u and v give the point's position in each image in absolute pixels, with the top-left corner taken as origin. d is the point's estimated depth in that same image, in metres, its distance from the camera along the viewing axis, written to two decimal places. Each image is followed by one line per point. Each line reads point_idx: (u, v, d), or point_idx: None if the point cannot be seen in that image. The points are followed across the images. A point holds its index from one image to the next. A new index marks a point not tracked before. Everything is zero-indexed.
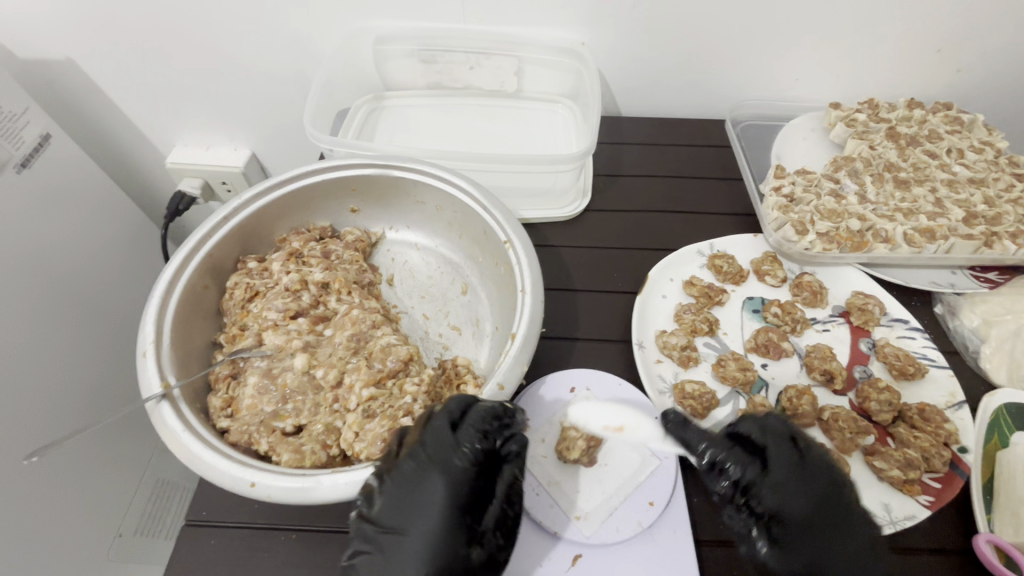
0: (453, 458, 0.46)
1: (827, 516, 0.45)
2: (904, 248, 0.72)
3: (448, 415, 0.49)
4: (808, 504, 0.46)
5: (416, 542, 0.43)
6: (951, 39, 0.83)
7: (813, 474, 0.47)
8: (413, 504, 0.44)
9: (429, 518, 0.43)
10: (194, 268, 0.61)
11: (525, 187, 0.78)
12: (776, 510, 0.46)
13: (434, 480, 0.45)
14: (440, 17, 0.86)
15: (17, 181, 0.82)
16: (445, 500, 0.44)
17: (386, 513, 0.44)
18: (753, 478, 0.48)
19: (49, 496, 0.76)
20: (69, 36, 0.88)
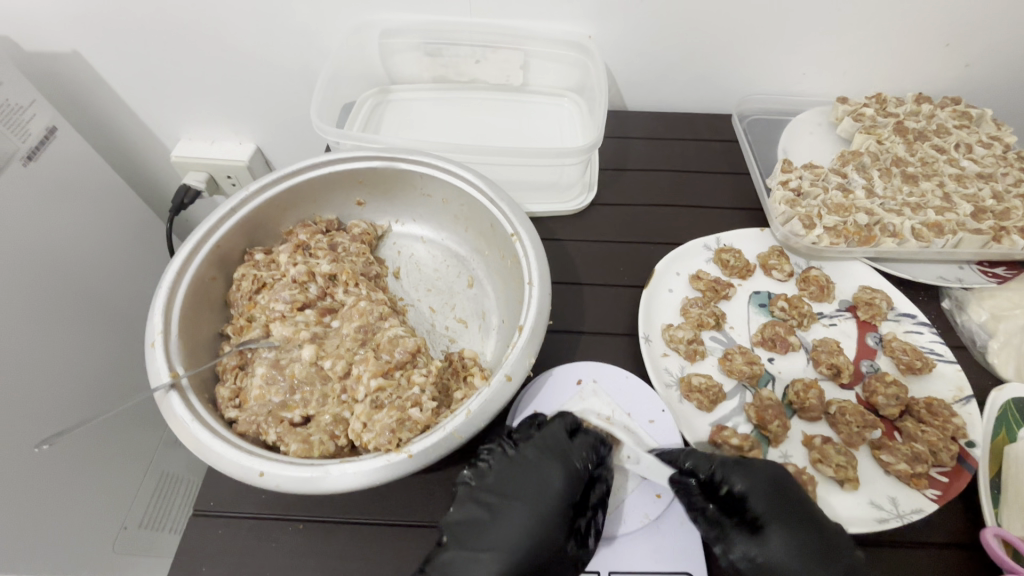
0: (575, 456, 0.52)
1: (778, 517, 0.48)
2: (911, 243, 0.72)
3: (567, 425, 0.55)
4: (766, 503, 0.49)
5: (533, 515, 0.48)
6: (959, 33, 0.83)
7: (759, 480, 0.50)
8: (534, 482, 0.50)
9: (547, 503, 0.49)
10: (201, 259, 0.61)
11: (531, 180, 0.78)
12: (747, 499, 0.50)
13: (559, 469, 0.51)
14: (446, 11, 0.86)
15: (23, 174, 0.82)
16: (562, 491, 0.50)
17: (509, 483, 0.50)
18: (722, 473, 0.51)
19: (55, 487, 0.77)
20: (75, 28, 0.88)
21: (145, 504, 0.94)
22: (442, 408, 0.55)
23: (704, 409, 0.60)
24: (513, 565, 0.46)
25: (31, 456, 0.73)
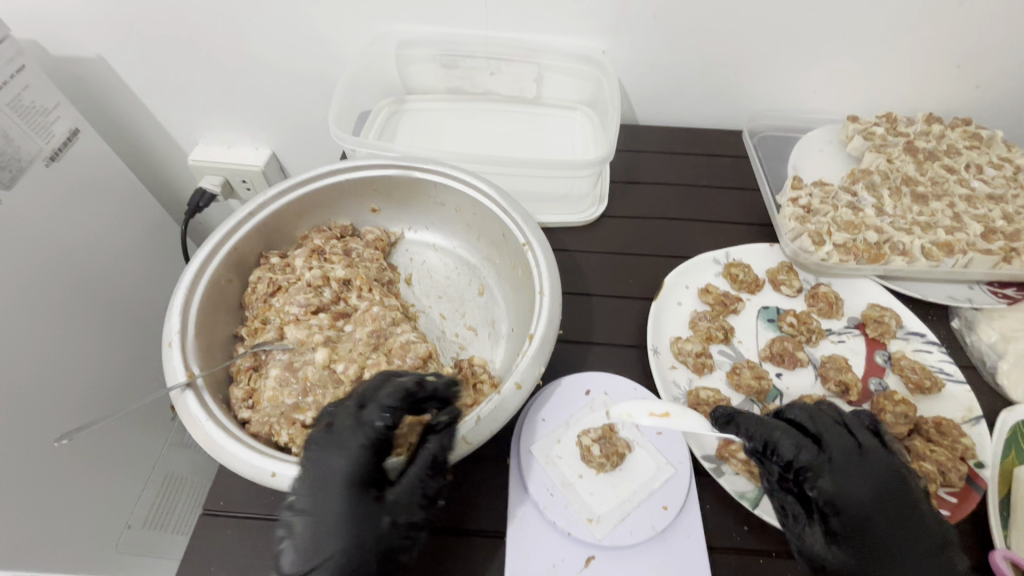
0: (353, 438, 0.47)
1: (887, 505, 0.47)
2: (922, 262, 0.72)
3: (357, 397, 0.49)
4: (857, 505, 0.48)
5: (328, 519, 0.44)
6: (971, 55, 0.83)
7: (876, 466, 0.49)
8: (327, 485, 0.45)
9: (336, 497, 0.44)
10: (219, 261, 0.62)
11: (542, 192, 0.79)
12: (835, 499, 0.48)
13: (337, 459, 0.46)
14: (462, 24, 0.88)
15: (46, 174, 0.85)
16: (350, 475, 0.45)
17: (300, 497, 0.45)
18: (810, 465, 0.49)
19: (55, 484, 0.78)
20: (102, 33, 0.90)
21: (148, 503, 0.96)
22: None
23: None
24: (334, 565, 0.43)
25: (31, 453, 0.75)
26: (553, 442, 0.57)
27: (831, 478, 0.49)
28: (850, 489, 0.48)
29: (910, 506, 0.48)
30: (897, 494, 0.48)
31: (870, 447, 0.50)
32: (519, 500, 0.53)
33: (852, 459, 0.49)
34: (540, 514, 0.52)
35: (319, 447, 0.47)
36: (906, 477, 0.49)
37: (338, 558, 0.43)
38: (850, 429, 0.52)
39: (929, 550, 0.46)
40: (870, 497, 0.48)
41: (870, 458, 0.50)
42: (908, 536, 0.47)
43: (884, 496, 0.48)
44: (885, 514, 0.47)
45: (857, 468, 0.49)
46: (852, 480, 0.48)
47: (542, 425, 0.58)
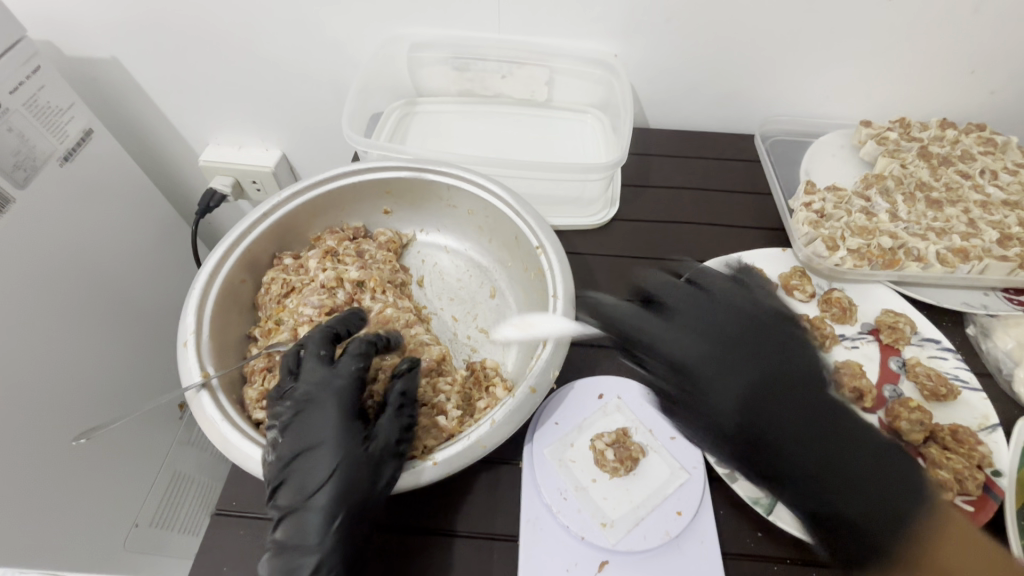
0: (332, 380, 0.51)
1: (768, 388, 0.53)
2: (937, 268, 0.71)
3: (321, 347, 0.53)
4: (744, 391, 0.53)
5: (322, 448, 0.47)
6: (985, 60, 0.83)
7: (753, 354, 0.55)
8: (309, 420, 0.49)
9: (328, 430, 0.48)
10: (233, 262, 0.62)
11: (554, 195, 0.79)
12: (730, 392, 0.54)
13: (321, 399, 0.49)
14: (474, 27, 0.88)
15: (60, 174, 0.85)
16: (336, 410, 0.49)
17: (290, 438, 0.48)
18: (695, 360, 0.56)
19: (64, 481, 0.78)
20: (117, 34, 0.91)
21: (157, 501, 0.96)
22: (466, 417, 0.56)
23: None
24: (334, 489, 0.46)
25: (34, 449, 0.75)
26: (566, 445, 0.57)
27: (697, 367, 0.56)
28: (716, 373, 0.55)
29: (785, 379, 0.54)
30: (765, 369, 0.54)
31: (727, 320, 0.58)
32: (532, 503, 0.53)
33: (707, 341, 0.57)
34: (554, 518, 0.52)
35: (288, 390, 0.51)
36: (761, 352, 0.55)
37: (326, 479, 0.46)
38: (705, 307, 0.60)
39: (816, 420, 0.51)
40: (740, 379, 0.54)
41: (722, 331, 0.57)
42: (792, 412, 0.51)
43: (765, 382, 0.53)
44: (759, 393, 0.53)
45: (717, 347, 0.56)
46: (713, 363, 0.55)
47: (556, 428, 0.58)
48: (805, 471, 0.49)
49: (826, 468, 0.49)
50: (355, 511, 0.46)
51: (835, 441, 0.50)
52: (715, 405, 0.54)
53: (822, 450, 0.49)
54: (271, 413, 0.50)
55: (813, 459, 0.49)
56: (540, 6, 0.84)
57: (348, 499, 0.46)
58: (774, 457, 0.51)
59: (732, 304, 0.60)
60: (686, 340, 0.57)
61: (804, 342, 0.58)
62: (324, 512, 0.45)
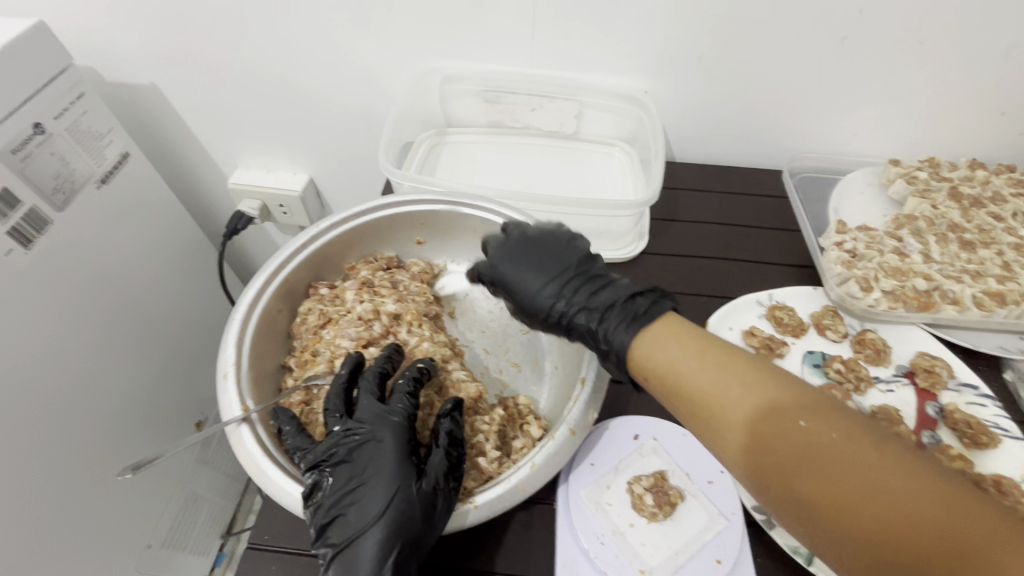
0: (388, 417, 0.52)
1: (595, 290, 0.54)
2: (974, 311, 0.71)
3: (374, 386, 0.55)
4: (584, 298, 0.54)
5: (375, 484, 0.48)
6: (1016, 103, 0.83)
7: (564, 266, 0.56)
8: (363, 457, 0.49)
9: (381, 465, 0.49)
10: (272, 292, 0.63)
11: (583, 228, 0.80)
12: (576, 304, 0.54)
13: (375, 436, 0.50)
14: (507, 62, 0.90)
15: (95, 196, 0.87)
16: (389, 447, 0.50)
17: (341, 474, 0.49)
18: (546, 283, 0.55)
19: (78, 504, 0.81)
20: (156, 61, 0.94)
21: (170, 521, 1.01)
22: (504, 459, 0.55)
23: None
24: (386, 526, 0.46)
25: (55, 468, 0.76)
26: (603, 488, 0.56)
27: (511, 284, 0.57)
28: (519, 283, 0.57)
29: (586, 276, 0.55)
30: (558, 273, 0.56)
31: (521, 238, 0.59)
32: (568, 547, 0.52)
33: (507, 258, 0.58)
34: (591, 562, 0.51)
35: (341, 430, 0.51)
36: (579, 260, 0.57)
37: (377, 514, 0.46)
38: (506, 242, 0.59)
39: (619, 296, 0.52)
40: (540, 283, 0.56)
41: (518, 246, 0.58)
42: (593, 302, 0.53)
43: (588, 287, 0.54)
44: (558, 292, 0.55)
45: (510, 262, 0.58)
46: (514, 274, 0.57)
47: (592, 469, 0.58)
48: (614, 341, 0.49)
49: (628, 325, 0.49)
50: (409, 548, 0.45)
51: (637, 305, 0.50)
52: (539, 316, 0.56)
53: (625, 316, 0.50)
54: (313, 450, 0.51)
55: (617, 324, 0.50)
56: (573, 43, 0.85)
57: (401, 535, 0.45)
58: (596, 341, 0.52)
59: (520, 225, 0.61)
60: (526, 266, 0.57)
61: (585, 250, 0.58)
62: (376, 545, 0.45)
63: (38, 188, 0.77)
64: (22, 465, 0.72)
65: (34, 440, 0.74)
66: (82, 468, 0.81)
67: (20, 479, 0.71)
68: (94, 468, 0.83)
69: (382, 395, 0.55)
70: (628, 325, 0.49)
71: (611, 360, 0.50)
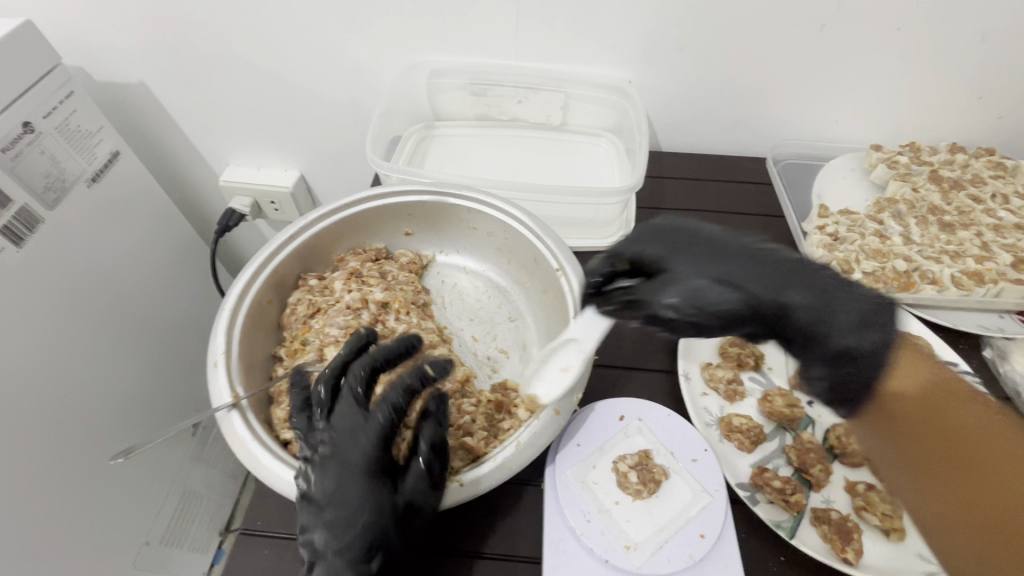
0: (370, 427, 0.50)
1: (794, 276, 0.52)
2: (952, 291, 0.72)
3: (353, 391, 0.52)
4: (789, 283, 0.51)
5: (352, 499, 0.47)
6: (992, 87, 0.84)
7: (741, 251, 0.53)
8: (340, 469, 0.48)
9: (360, 480, 0.48)
10: (262, 282, 0.64)
11: (569, 217, 0.82)
12: (781, 290, 0.51)
13: (359, 450, 0.49)
14: (492, 55, 0.91)
15: (86, 194, 0.87)
16: (370, 460, 0.49)
17: (319, 486, 0.47)
18: (727, 270, 0.51)
19: (74, 501, 0.82)
20: (145, 58, 0.94)
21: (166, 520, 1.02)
22: (491, 440, 0.57)
23: (745, 449, 0.60)
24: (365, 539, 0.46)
25: (54, 466, 0.77)
26: (589, 467, 0.57)
27: (686, 268, 0.52)
28: (692, 268, 0.51)
29: (769, 259, 0.53)
30: (740, 258, 0.52)
31: (673, 229, 0.55)
32: (555, 525, 0.53)
33: (659, 242, 0.54)
34: (577, 539, 0.52)
35: (320, 438, 0.50)
36: (753, 246, 0.54)
37: (360, 509, 0.47)
38: (660, 230, 0.55)
39: (827, 282, 0.52)
40: (714, 263, 0.52)
41: (660, 233, 0.55)
42: (798, 283, 0.51)
43: (785, 271, 0.52)
44: (751, 273, 0.51)
45: (667, 245, 0.54)
46: (680, 258, 0.52)
47: (578, 449, 0.59)
48: (870, 326, 0.50)
49: (884, 320, 0.50)
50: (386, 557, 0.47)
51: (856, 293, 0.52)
52: (721, 298, 0.49)
53: (854, 304, 0.51)
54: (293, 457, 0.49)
55: (875, 308, 0.51)
56: (556, 36, 0.86)
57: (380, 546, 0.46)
58: (826, 329, 0.51)
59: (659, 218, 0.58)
60: (691, 254, 0.53)
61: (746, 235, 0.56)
62: (365, 539, 0.46)
63: (28, 187, 0.77)
64: (20, 463, 0.73)
65: (34, 438, 0.75)
66: (80, 465, 0.82)
67: (18, 478, 0.72)
68: (91, 465, 0.84)
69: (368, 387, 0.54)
70: (874, 320, 0.50)
71: (863, 351, 0.50)
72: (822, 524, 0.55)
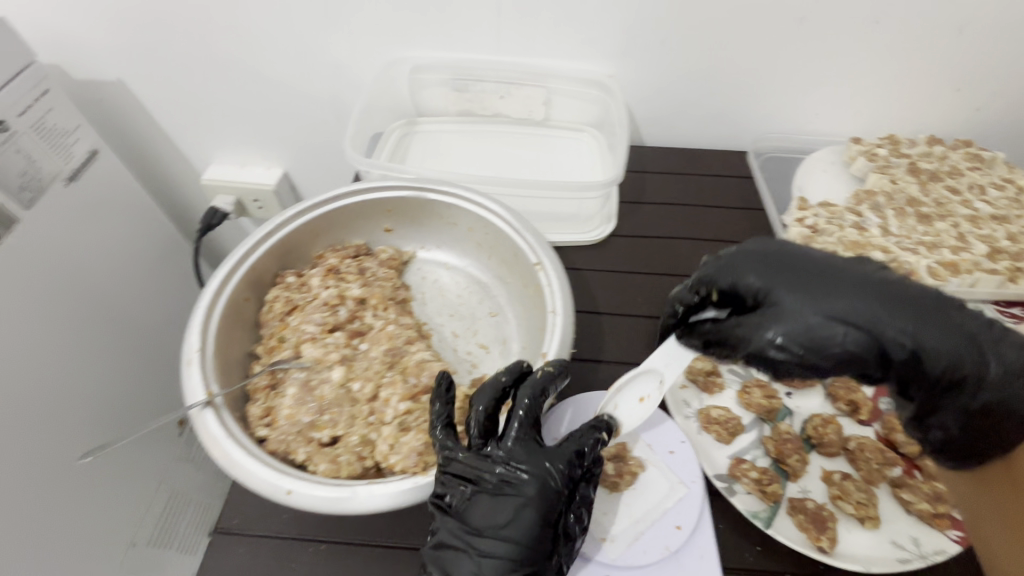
0: (542, 464, 0.49)
1: (920, 316, 0.48)
2: (928, 281, 0.73)
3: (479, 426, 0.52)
4: (913, 324, 0.47)
5: (519, 534, 0.46)
6: (969, 79, 0.85)
7: (862, 284, 0.50)
8: (508, 506, 0.47)
9: (521, 518, 0.46)
10: (238, 279, 0.63)
11: (551, 212, 0.82)
12: (904, 330, 0.47)
13: (526, 488, 0.48)
14: (473, 50, 0.91)
15: (64, 194, 0.86)
16: (542, 500, 0.47)
17: (475, 519, 0.47)
18: (837, 306, 0.48)
19: (66, 500, 0.82)
20: (122, 56, 0.93)
21: (153, 521, 1.01)
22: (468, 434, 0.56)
23: (723, 441, 0.61)
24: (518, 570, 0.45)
25: (36, 468, 0.77)
26: None
27: (793, 301, 0.49)
28: (798, 301, 0.49)
29: (891, 294, 0.49)
30: (857, 292, 0.49)
31: (781, 257, 0.54)
32: None
33: (759, 272, 0.53)
34: None
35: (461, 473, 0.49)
36: (871, 277, 0.50)
37: (524, 510, 0.47)
38: (766, 256, 0.54)
39: (963, 325, 0.48)
40: (829, 295, 0.49)
41: (765, 259, 0.54)
42: (934, 325, 0.48)
43: (916, 310, 0.48)
44: (871, 310, 0.48)
45: (770, 274, 0.52)
46: (786, 288, 0.50)
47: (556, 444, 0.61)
48: (1009, 377, 0.46)
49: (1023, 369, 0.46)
50: None
51: (995, 340, 0.47)
52: (839, 339, 0.47)
53: (995, 352, 0.47)
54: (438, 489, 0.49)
55: (1022, 356, 0.46)
56: (537, 31, 0.86)
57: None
58: (968, 376, 0.46)
59: (767, 245, 0.56)
60: (797, 284, 0.50)
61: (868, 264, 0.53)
62: (504, 540, 0.46)
63: (4, 187, 0.76)
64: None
65: (15, 439, 0.74)
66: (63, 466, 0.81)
67: None
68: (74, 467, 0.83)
69: (510, 392, 0.54)
70: (1017, 371, 0.46)
71: (1005, 407, 0.45)
72: (798, 513, 0.55)
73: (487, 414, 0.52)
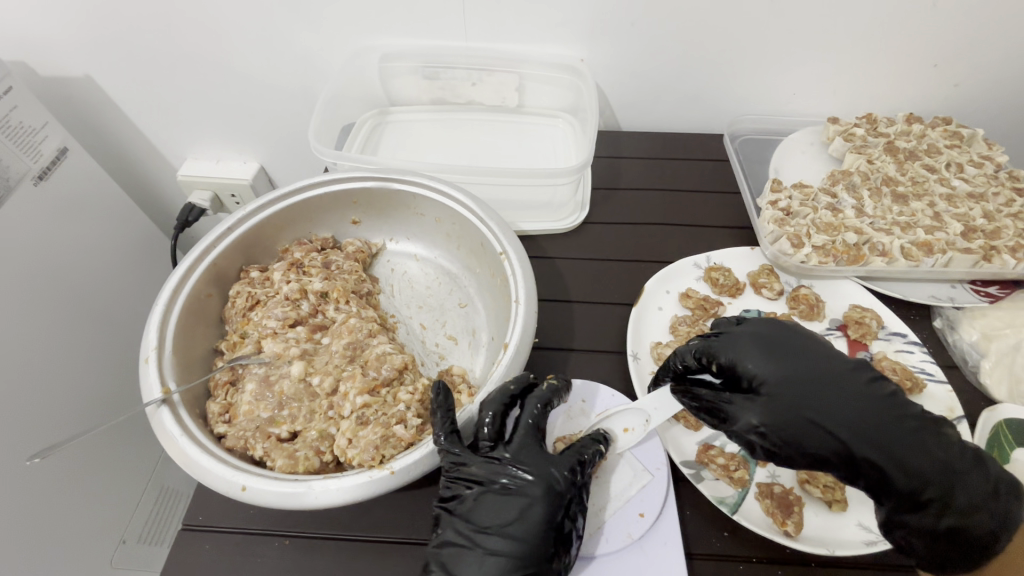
0: (548, 467, 0.51)
1: (905, 435, 0.49)
2: (901, 262, 0.72)
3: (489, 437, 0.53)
4: (895, 442, 0.49)
5: (521, 533, 0.48)
6: (947, 55, 0.83)
7: (853, 391, 0.51)
8: (513, 507, 0.49)
9: (524, 518, 0.49)
10: (199, 275, 0.62)
11: (522, 201, 0.80)
12: (882, 442, 0.49)
13: (531, 488, 0.50)
14: (442, 36, 0.89)
15: (34, 194, 0.85)
16: (546, 500, 0.49)
17: (480, 518, 0.49)
18: (817, 409, 0.50)
19: (53, 499, 0.82)
20: (88, 52, 0.91)
21: (143, 517, 1.01)
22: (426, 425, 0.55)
23: (692, 427, 0.61)
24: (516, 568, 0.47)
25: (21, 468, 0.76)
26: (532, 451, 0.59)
27: (779, 394, 0.51)
28: (786, 396, 0.51)
29: (881, 409, 0.50)
30: (845, 399, 0.50)
31: (788, 348, 0.54)
32: None
33: (758, 356, 0.54)
34: None
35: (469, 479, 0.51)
36: (868, 387, 0.51)
37: (529, 508, 0.49)
38: (772, 340, 0.55)
39: (949, 458, 0.48)
40: (820, 396, 0.51)
41: (773, 343, 0.54)
42: (917, 447, 0.48)
43: (902, 428, 0.49)
44: (857, 416, 0.50)
45: (768, 360, 0.53)
46: (781, 378, 0.52)
47: None
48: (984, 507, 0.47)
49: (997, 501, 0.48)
50: None
51: (979, 479, 0.48)
52: (814, 440, 0.49)
53: (973, 490, 0.48)
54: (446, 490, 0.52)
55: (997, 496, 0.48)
56: (506, 16, 0.84)
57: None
58: (933, 500, 0.48)
59: (779, 327, 0.57)
60: (791, 380, 0.52)
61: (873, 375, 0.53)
62: (506, 537, 0.48)
63: None
64: None
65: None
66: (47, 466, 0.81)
67: None
68: (59, 466, 0.83)
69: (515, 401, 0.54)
70: (991, 505, 0.47)
71: (969, 533, 0.47)
72: (765, 498, 0.55)
73: (495, 421, 0.52)
